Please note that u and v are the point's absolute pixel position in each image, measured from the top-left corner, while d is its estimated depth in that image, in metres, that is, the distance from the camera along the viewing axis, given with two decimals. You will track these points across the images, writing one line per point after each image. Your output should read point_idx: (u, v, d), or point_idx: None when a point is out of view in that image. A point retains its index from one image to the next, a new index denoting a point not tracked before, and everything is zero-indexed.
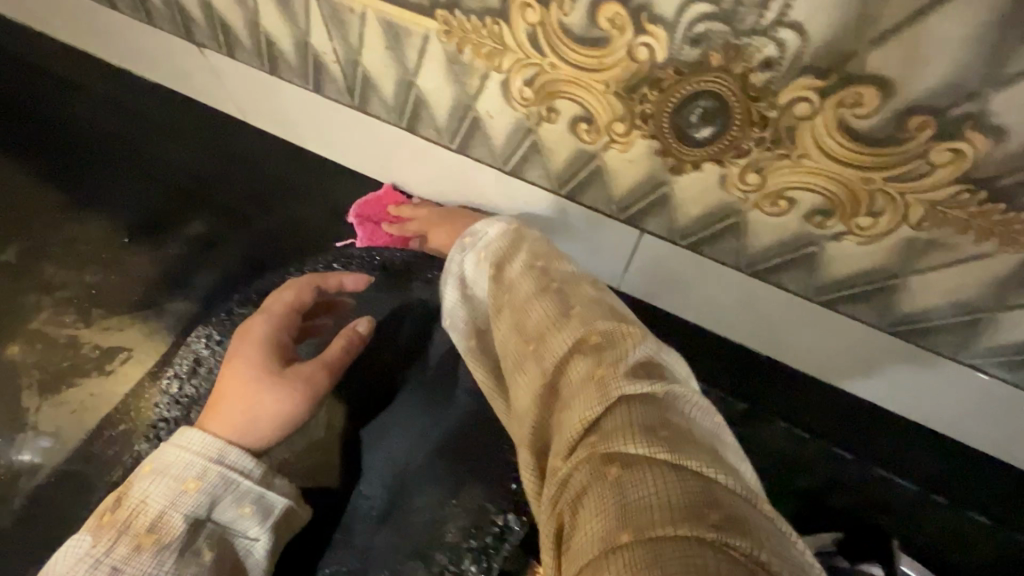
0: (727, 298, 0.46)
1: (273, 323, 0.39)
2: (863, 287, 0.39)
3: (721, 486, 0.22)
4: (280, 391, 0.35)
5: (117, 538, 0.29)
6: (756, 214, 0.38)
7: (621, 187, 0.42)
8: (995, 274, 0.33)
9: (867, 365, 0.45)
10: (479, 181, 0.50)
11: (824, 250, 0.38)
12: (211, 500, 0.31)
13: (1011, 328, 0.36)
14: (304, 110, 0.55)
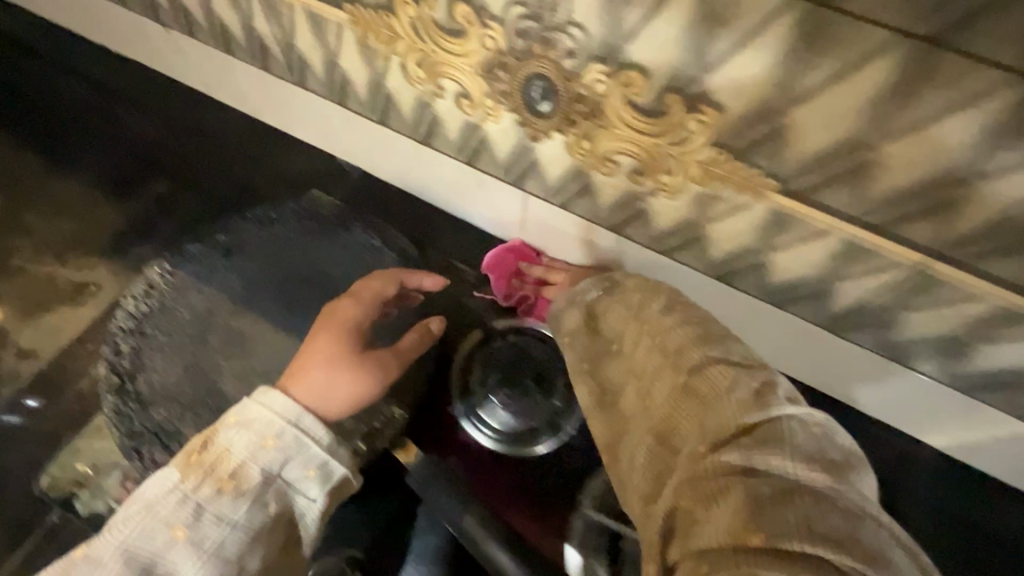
0: (784, 324, 0.53)
1: (363, 310, 0.52)
2: (686, 237, 0.48)
3: (862, 527, 0.29)
4: (363, 373, 0.47)
5: (204, 478, 0.39)
6: (597, 175, 0.48)
7: (501, 154, 0.52)
8: (762, 223, 0.43)
9: (824, 359, 0.55)
10: (399, 149, 0.61)
11: (651, 205, 0.47)
12: (283, 458, 0.41)
13: (783, 267, 0.46)
14: (265, 90, 0.65)
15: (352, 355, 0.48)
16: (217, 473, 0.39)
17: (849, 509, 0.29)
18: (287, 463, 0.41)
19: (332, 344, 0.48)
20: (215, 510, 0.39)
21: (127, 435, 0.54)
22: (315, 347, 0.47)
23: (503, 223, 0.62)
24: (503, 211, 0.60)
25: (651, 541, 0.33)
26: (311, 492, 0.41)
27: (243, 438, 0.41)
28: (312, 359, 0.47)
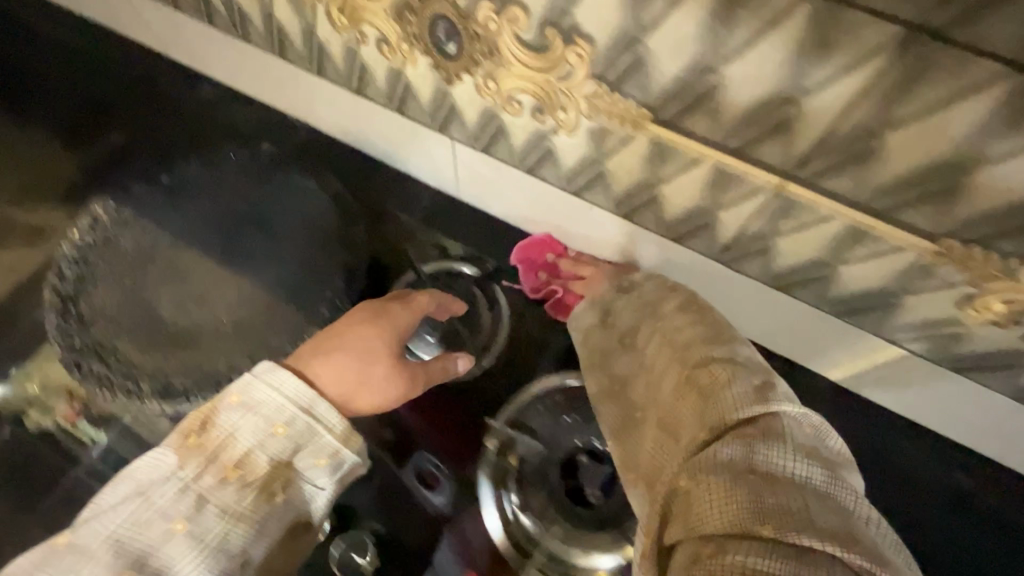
0: (706, 271, 1.03)
1: (407, 320, 0.93)
2: (591, 176, 0.98)
3: (840, 500, 0.59)
4: (399, 381, 0.89)
5: (206, 460, 0.72)
6: (504, 115, 0.96)
7: (463, 109, 1.01)
8: (641, 158, 0.90)
9: (783, 319, 1.03)
10: (394, 126, 1.14)
11: (559, 146, 0.96)
12: (287, 443, 0.74)
13: (589, 181, 0.99)
14: (354, 119, 1.19)
15: (381, 356, 0.88)
16: (227, 465, 0.72)
17: (838, 502, 0.58)
18: (288, 447, 0.74)
19: (373, 339, 0.88)
20: (214, 490, 0.71)
21: (67, 346, 0.98)
22: (353, 332, 0.88)
23: (449, 178, 1.18)
24: (445, 168, 1.17)
25: (668, 531, 0.60)
26: (320, 480, 0.76)
27: (257, 424, 0.74)
28: (359, 354, 0.86)
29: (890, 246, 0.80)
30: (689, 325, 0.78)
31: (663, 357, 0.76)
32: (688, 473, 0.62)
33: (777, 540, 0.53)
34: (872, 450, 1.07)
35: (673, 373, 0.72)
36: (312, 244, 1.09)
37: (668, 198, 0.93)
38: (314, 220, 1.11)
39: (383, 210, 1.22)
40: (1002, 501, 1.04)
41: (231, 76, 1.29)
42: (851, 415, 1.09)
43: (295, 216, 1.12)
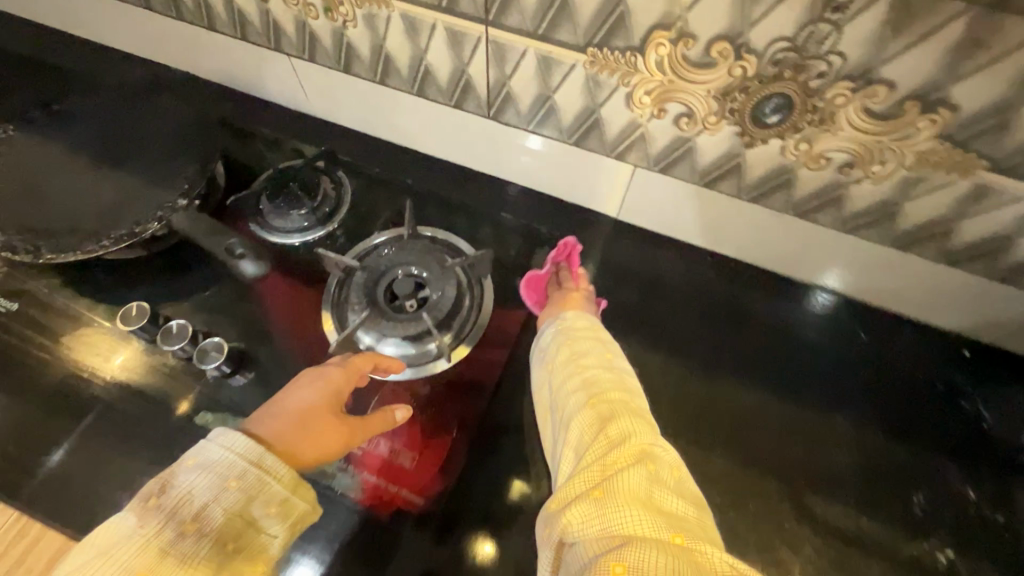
0: (414, 113, 0.75)
1: (349, 370, 0.57)
2: (372, 86, 0.74)
3: (699, 520, 0.43)
4: (340, 429, 0.53)
5: (166, 523, 0.41)
6: (286, 9, 0.68)
7: (254, 15, 0.71)
8: (485, 48, 0.61)
9: (776, 249, 0.70)
10: (201, 41, 0.79)
11: (360, 42, 0.68)
12: (246, 497, 0.43)
13: (438, 62, 0.65)
14: (144, 30, 0.82)
15: (327, 418, 0.53)
16: (176, 517, 0.41)
17: (695, 518, 0.43)
18: (250, 500, 0.43)
19: (320, 409, 0.53)
20: (176, 555, 0.40)
21: None
22: (309, 406, 0.52)
23: (315, 96, 0.81)
24: (288, 83, 0.80)
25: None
26: (272, 528, 0.44)
27: (211, 485, 0.43)
28: (304, 436, 0.50)
29: (628, 87, 0.57)
30: (592, 347, 0.58)
31: (567, 368, 0.56)
32: (599, 485, 0.43)
33: (691, 555, 0.38)
34: (824, 338, 0.71)
35: (576, 402, 0.52)
36: (109, 140, 0.73)
37: (606, 98, 0.60)
38: (115, 118, 0.75)
39: (219, 107, 0.85)
40: (1004, 379, 0.68)
41: (32, 15, 0.90)
42: (816, 356, 0.70)
43: (122, 103, 0.76)
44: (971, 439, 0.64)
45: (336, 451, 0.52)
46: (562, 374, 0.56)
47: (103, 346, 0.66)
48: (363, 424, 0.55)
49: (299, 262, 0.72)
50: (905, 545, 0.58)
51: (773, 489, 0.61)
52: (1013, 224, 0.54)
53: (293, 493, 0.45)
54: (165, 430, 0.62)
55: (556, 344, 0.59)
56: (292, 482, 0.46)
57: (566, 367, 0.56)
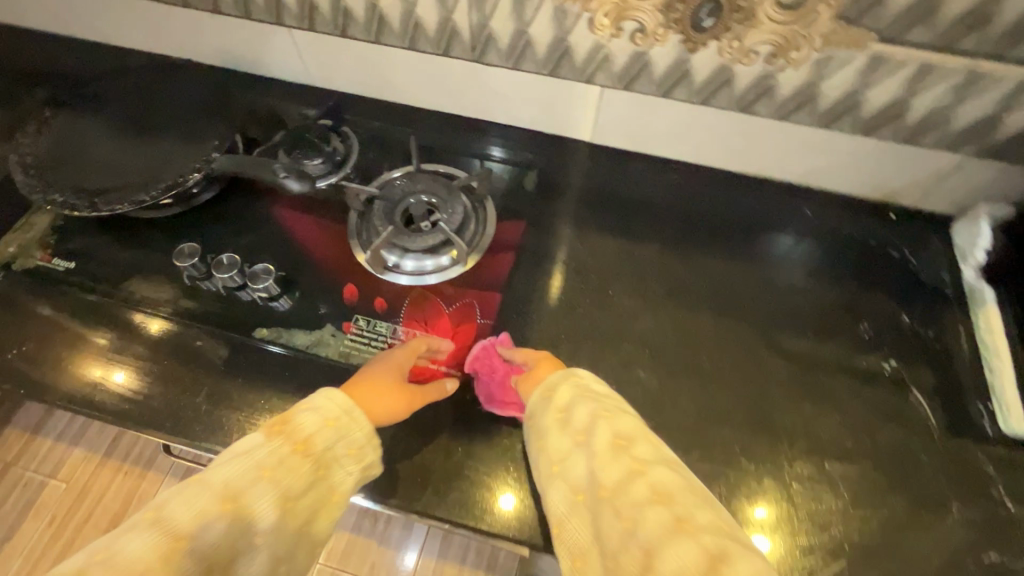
0: (406, 67, 0.86)
1: (407, 351, 0.66)
2: (367, 46, 0.84)
3: None
4: (403, 394, 0.63)
5: (284, 439, 0.53)
6: None
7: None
8: None
9: (726, 146, 0.83)
10: (205, 26, 0.89)
11: (355, 5, 0.79)
12: (340, 433, 0.56)
13: (427, 13, 0.77)
14: (148, 23, 0.91)
15: (393, 385, 0.62)
16: (292, 437, 0.53)
17: None
18: (340, 437, 0.55)
19: (387, 379, 0.63)
20: (290, 465, 0.52)
21: None
22: (378, 377, 0.63)
23: (314, 65, 0.91)
24: (289, 56, 0.90)
25: None
26: (348, 466, 0.55)
27: (316, 419, 0.55)
28: (375, 401, 0.60)
29: (590, 13, 0.70)
30: (612, 406, 0.55)
31: (622, 459, 0.48)
32: None
33: None
34: (774, 218, 0.84)
35: (612, 471, 0.47)
36: (136, 118, 0.82)
37: (572, 26, 0.72)
38: (137, 99, 0.84)
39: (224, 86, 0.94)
40: (920, 231, 0.83)
41: (35, 23, 0.97)
42: (770, 233, 0.83)
43: (141, 87, 0.85)
44: (900, 279, 0.79)
45: (398, 413, 0.61)
46: (613, 468, 0.47)
47: (97, 365, 0.70)
48: (420, 395, 0.64)
49: (321, 203, 0.82)
50: (857, 359, 0.71)
51: (748, 334, 0.74)
52: (905, 87, 0.68)
53: (369, 441, 0.57)
54: (229, 345, 0.71)
55: (594, 422, 0.52)
56: (370, 432, 0.57)
57: (613, 463, 0.48)
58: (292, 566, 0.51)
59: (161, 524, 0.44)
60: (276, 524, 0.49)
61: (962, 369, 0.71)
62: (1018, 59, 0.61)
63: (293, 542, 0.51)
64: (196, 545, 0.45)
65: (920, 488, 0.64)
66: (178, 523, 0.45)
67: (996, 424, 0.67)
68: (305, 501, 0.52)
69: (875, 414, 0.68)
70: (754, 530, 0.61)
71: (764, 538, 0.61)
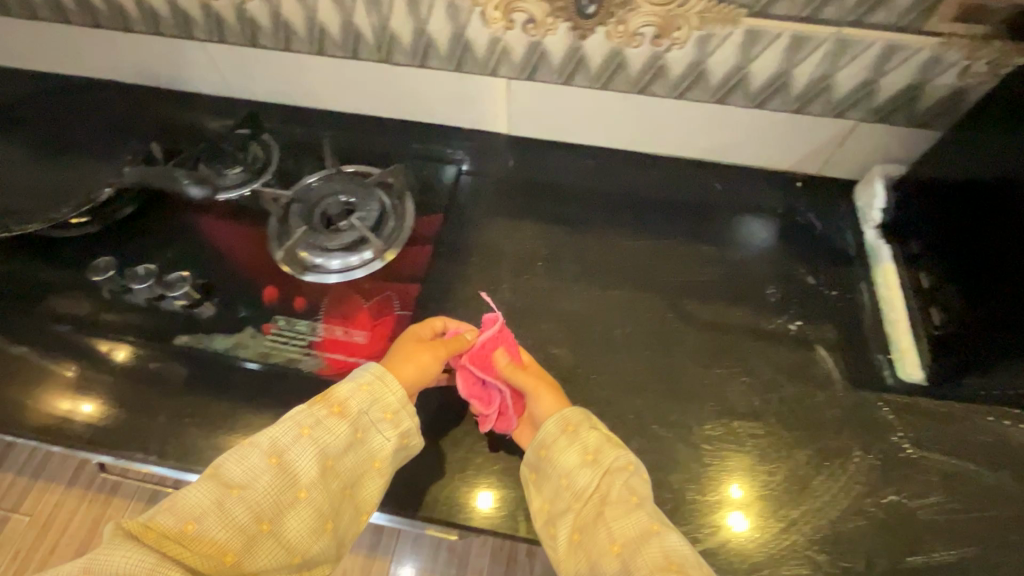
0: (319, 72, 0.88)
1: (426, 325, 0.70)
2: (278, 54, 0.86)
3: None
4: (428, 355, 0.66)
5: (322, 405, 0.57)
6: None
7: (163, 8, 0.83)
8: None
9: (634, 128, 0.86)
10: (116, 44, 0.89)
11: (260, 15, 0.81)
12: (375, 398, 0.60)
13: (329, 19, 0.79)
14: (59, 45, 0.91)
15: (416, 344, 0.66)
16: (329, 402, 0.57)
17: None
18: (375, 401, 0.59)
19: (412, 346, 0.66)
20: (327, 427, 0.56)
21: None
22: (402, 348, 0.67)
23: (229, 77, 0.91)
24: (203, 69, 0.91)
25: None
26: (385, 431, 0.59)
27: (351, 386, 0.60)
28: (404, 365, 0.64)
29: (480, 7, 0.73)
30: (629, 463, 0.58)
31: (641, 516, 0.53)
32: None
33: None
34: (685, 194, 0.87)
35: (635, 535, 0.52)
36: None
37: (466, 21, 0.75)
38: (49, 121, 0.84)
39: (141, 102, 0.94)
40: (824, 196, 0.86)
41: None
42: (680, 209, 0.86)
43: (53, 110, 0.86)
44: (805, 242, 0.82)
45: (433, 368, 0.65)
46: (632, 527, 0.53)
47: (66, 399, 0.68)
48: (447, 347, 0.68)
49: (241, 209, 0.82)
50: (764, 323, 0.74)
51: (660, 306, 0.76)
52: (784, 58, 0.71)
53: (402, 407, 0.60)
54: (149, 354, 0.71)
55: (614, 480, 0.56)
56: (403, 398, 0.60)
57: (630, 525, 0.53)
58: (338, 522, 0.55)
59: (215, 477, 0.51)
60: (317, 479, 0.54)
61: (865, 325, 0.74)
62: (878, 24, 0.65)
63: (338, 499, 0.56)
64: (248, 492, 0.51)
65: (824, 440, 0.66)
66: (232, 476, 0.52)
67: (895, 372, 0.70)
68: (346, 462, 0.57)
69: (782, 373, 0.70)
70: (729, 510, 0.62)
71: (741, 518, 0.61)
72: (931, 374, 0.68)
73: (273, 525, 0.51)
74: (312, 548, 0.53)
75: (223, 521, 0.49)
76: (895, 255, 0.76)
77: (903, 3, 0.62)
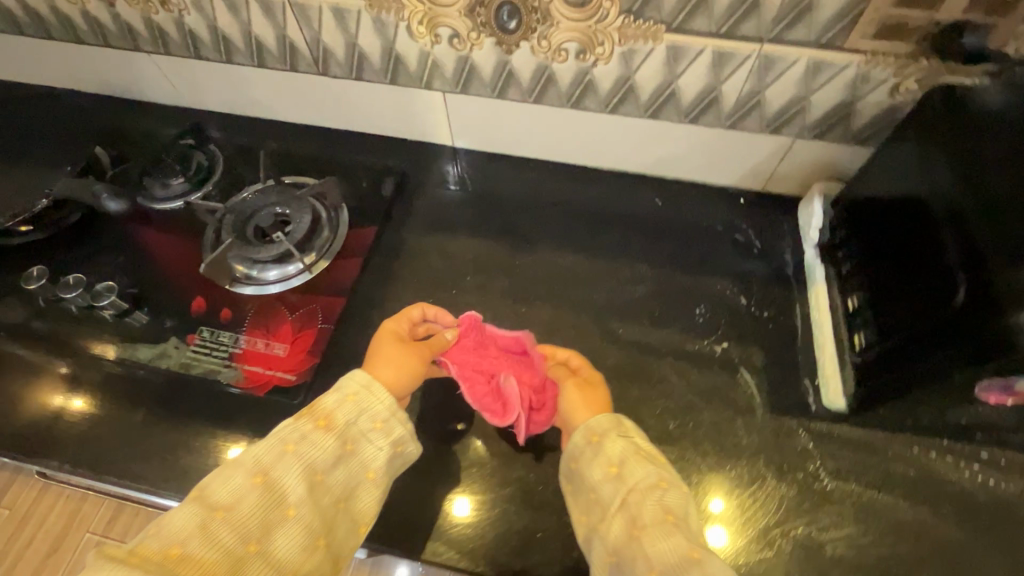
0: (262, 84, 0.88)
1: (405, 321, 0.69)
2: (221, 66, 0.87)
3: None
4: (415, 356, 0.65)
5: (307, 418, 0.55)
6: (129, 9, 0.81)
7: (107, 22, 0.84)
8: (293, 12, 0.75)
9: (575, 141, 0.85)
10: (67, 55, 0.91)
11: (198, 29, 0.82)
12: (361, 409, 0.58)
13: (264, 33, 0.80)
14: (15, 55, 0.93)
15: (403, 350, 0.64)
16: (315, 415, 0.56)
17: None
18: (362, 412, 0.58)
19: (398, 348, 0.65)
20: (313, 440, 0.54)
21: None
22: (386, 349, 0.65)
23: (178, 87, 0.93)
24: (153, 80, 0.92)
25: None
26: (377, 442, 0.57)
27: (338, 397, 0.58)
28: (393, 369, 0.62)
29: (406, 21, 0.72)
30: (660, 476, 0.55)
31: (676, 536, 0.49)
32: None
33: None
34: (624, 209, 0.86)
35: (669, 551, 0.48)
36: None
37: (394, 35, 0.75)
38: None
39: (94, 111, 0.96)
40: (767, 213, 0.84)
41: None
42: (618, 224, 0.84)
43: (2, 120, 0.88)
44: (742, 261, 0.80)
45: (422, 374, 0.64)
46: (669, 546, 0.48)
47: (59, 395, 0.72)
48: (428, 345, 0.67)
49: (181, 219, 0.84)
50: (688, 343, 0.72)
51: (584, 323, 0.75)
52: (710, 74, 0.69)
53: (392, 414, 0.59)
54: (80, 364, 0.74)
55: (648, 493, 0.54)
56: (393, 407, 0.59)
57: (669, 547, 0.48)
58: (332, 538, 0.53)
59: (196, 500, 0.49)
60: (306, 496, 0.52)
61: (793, 348, 0.72)
62: (800, 41, 0.63)
63: (330, 514, 0.53)
64: (232, 515, 0.49)
65: (740, 468, 0.64)
66: (217, 497, 0.49)
67: (819, 400, 0.68)
68: (335, 476, 0.55)
69: (701, 397, 0.69)
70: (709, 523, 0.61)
71: (722, 532, 0.61)
72: (853, 403, 0.65)
73: (261, 546, 0.49)
74: (305, 566, 0.50)
75: (208, 543, 0.47)
76: (830, 277, 0.74)
77: (821, 20, 0.60)
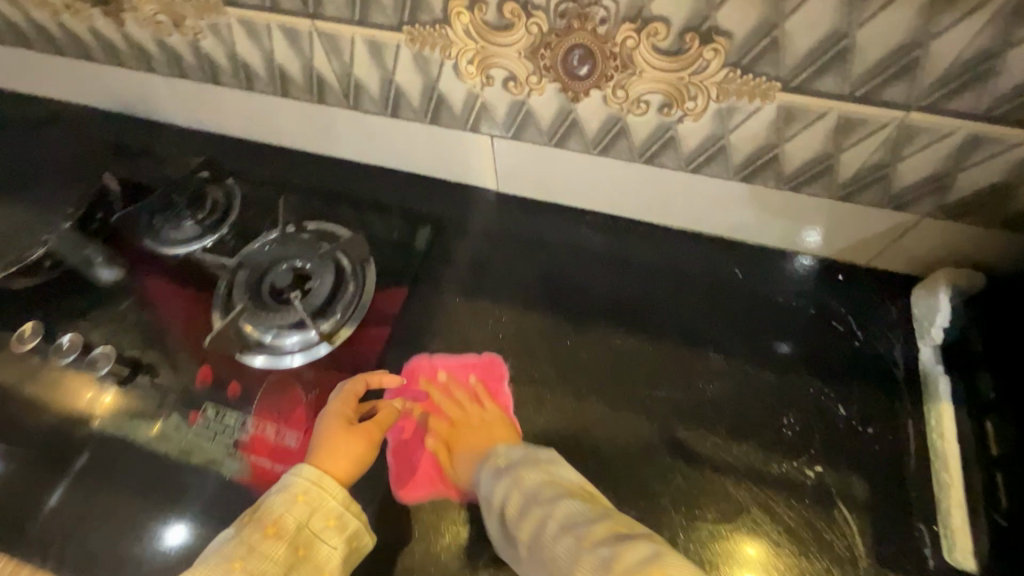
0: (285, 114, 0.78)
1: (342, 397, 0.62)
2: (241, 93, 0.76)
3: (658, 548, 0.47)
4: (358, 440, 0.59)
5: (253, 528, 0.52)
6: (142, 30, 0.71)
7: (120, 42, 0.74)
8: (323, 44, 0.64)
9: (641, 197, 0.72)
10: (80, 71, 0.82)
11: (217, 55, 0.71)
12: (311, 509, 0.53)
13: (288, 63, 0.69)
14: (27, 69, 0.85)
15: (344, 432, 0.59)
16: (262, 523, 0.52)
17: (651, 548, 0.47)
18: (314, 512, 0.53)
19: (338, 432, 0.59)
20: (261, 551, 0.51)
21: None
22: (324, 435, 0.59)
23: (196, 111, 0.83)
24: (169, 101, 0.83)
25: None
26: (333, 540, 0.53)
27: (286, 498, 0.53)
28: (335, 459, 0.58)
29: (453, 60, 0.60)
30: (493, 470, 0.59)
31: (526, 508, 0.55)
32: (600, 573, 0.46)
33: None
34: (696, 279, 0.73)
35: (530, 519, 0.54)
36: None
37: (438, 73, 0.63)
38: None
39: (109, 133, 0.86)
40: (875, 296, 0.69)
41: None
42: (690, 299, 0.71)
43: None
44: (841, 357, 0.66)
45: (367, 455, 0.59)
46: (530, 523, 0.54)
47: (90, 389, 0.67)
48: (376, 424, 0.61)
49: (190, 267, 0.74)
50: (772, 465, 0.60)
51: (645, 427, 0.63)
52: (829, 140, 0.55)
53: (346, 508, 0.54)
54: (73, 442, 0.65)
55: (500, 488, 0.57)
56: (345, 499, 0.55)
57: (527, 515, 0.55)
58: None
59: None
60: None
61: (904, 480, 0.59)
62: (962, 112, 0.49)
63: None
64: None
65: (742, 537, 0.57)
66: None
67: (941, 555, 0.55)
68: None
69: (786, 539, 0.57)
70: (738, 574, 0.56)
71: None
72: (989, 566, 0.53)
73: None
74: None
75: None
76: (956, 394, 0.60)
77: (999, 90, 0.46)
